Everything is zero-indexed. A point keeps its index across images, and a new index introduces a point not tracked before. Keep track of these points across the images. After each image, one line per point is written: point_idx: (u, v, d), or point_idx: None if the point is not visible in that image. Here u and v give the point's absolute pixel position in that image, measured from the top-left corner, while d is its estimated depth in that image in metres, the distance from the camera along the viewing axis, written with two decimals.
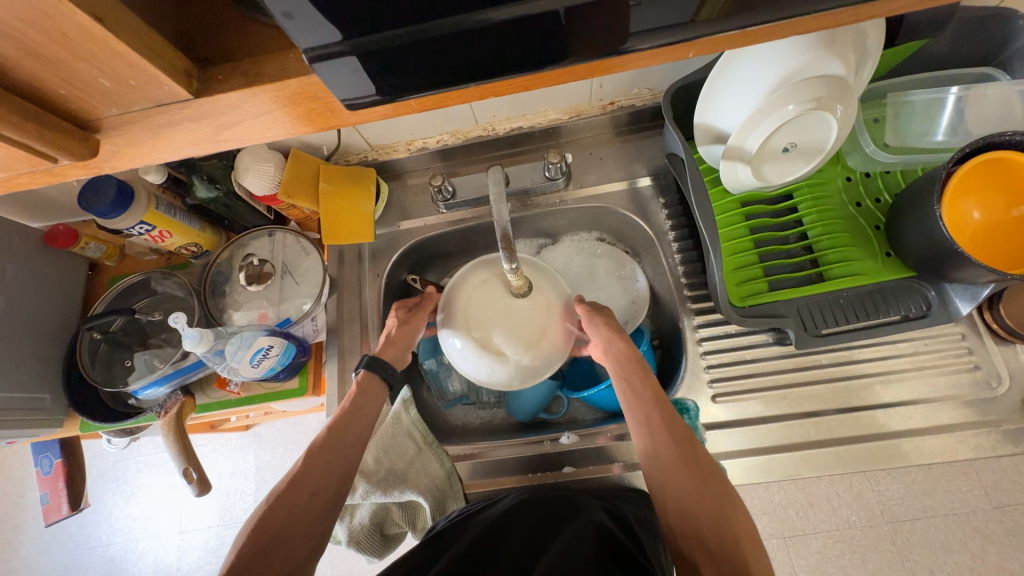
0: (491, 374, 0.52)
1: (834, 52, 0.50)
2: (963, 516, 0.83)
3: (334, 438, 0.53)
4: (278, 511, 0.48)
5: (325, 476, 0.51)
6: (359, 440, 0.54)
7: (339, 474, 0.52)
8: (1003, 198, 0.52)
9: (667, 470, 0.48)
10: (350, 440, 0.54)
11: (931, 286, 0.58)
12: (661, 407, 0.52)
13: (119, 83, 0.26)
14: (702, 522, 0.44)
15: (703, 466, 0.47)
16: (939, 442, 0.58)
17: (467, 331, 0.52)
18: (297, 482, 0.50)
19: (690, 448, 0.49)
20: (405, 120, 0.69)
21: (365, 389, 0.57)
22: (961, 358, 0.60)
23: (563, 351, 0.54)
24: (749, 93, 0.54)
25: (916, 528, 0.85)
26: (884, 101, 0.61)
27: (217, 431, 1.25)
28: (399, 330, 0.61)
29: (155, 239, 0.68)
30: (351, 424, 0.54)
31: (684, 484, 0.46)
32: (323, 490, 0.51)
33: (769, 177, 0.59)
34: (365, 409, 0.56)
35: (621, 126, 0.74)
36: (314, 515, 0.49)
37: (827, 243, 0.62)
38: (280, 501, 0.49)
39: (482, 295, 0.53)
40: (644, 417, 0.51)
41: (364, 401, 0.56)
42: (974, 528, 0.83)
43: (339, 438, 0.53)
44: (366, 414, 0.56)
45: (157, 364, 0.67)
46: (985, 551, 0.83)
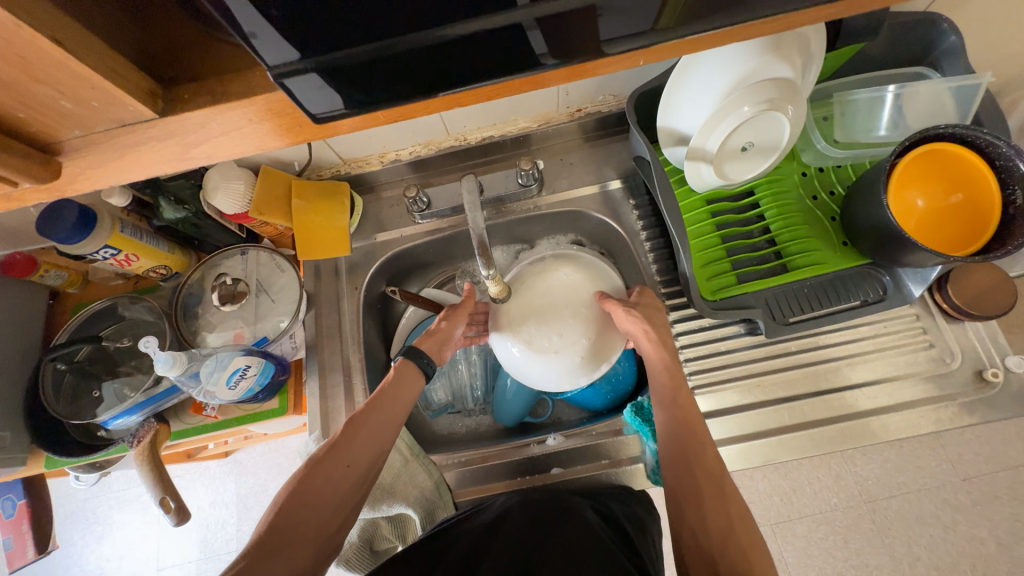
0: (549, 371, 0.56)
1: (781, 56, 0.53)
2: (933, 490, 0.88)
3: (375, 412, 0.54)
4: (307, 488, 0.48)
5: (363, 448, 0.52)
6: (397, 418, 0.55)
7: (375, 448, 0.53)
8: (942, 186, 0.56)
9: (690, 490, 0.48)
10: (389, 414, 0.55)
11: (885, 272, 0.62)
12: (693, 427, 0.51)
13: (80, 105, 0.26)
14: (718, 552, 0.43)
15: (725, 494, 0.47)
16: (903, 418, 0.61)
17: (517, 335, 0.56)
18: (335, 451, 0.51)
19: (716, 479, 0.48)
20: (376, 133, 0.70)
21: (403, 372, 0.57)
22: (918, 338, 0.64)
23: (608, 338, 0.57)
24: (706, 96, 0.57)
25: (891, 504, 0.89)
26: (831, 100, 0.65)
27: (195, 461, 1.21)
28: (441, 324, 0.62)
29: (121, 263, 0.66)
30: (390, 403, 0.55)
31: (704, 508, 0.46)
32: (354, 468, 0.51)
33: (732, 175, 0.62)
34: (402, 392, 0.56)
35: (589, 132, 0.76)
36: (343, 491, 0.50)
37: (789, 236, 0.65)
38: (317, 468, 0.50)
39: (524, 300, 0.57)
40: (672, 434, 0.51)
41: (402, 385, 0.56)
42: (943, 500, 0.87)
43: (379, 413, 0.54)
44: (406, 393, 0.57)
45: (127, 392, 0.65)
46: (955, 522, 0.87)
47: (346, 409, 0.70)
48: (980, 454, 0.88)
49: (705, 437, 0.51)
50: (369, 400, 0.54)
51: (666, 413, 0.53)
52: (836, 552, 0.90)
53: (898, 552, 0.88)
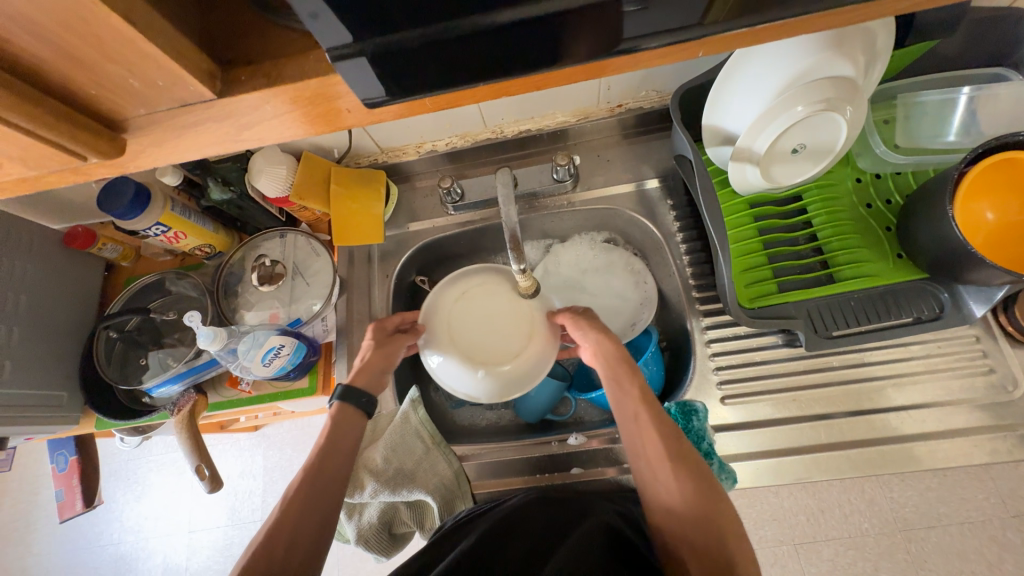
0: (462, 381, 0.53)
1: (842, 53, 0.50)
2: (979, 525, 0.82)
3: (315, 472, 0.52)
4: (272, 548, 0.47)
5: (308, 518, 0.49)
6: (340, 475, 0.53)
7: (321, 515, 0.50)
8: (1018, 199, 0.52)
9: (653, 468, 0.49)
10: (331, 474, 0.52)
11: (944, 288, 0.57)
12: (650, 406, 0.52)
13: (148, 84, 0.27)
14: (692, 531, 0.45)
15: (693, 468, 0.48)
16: (953, 446, 0.57)
17: (445, 338, 0.54)
18: (277, 528, 0.48)
19: (688, 455, 0.48)
20: (414, 123, 0.70)
21: (338, 422, 0.55)
22: (976, 361, 0.59)
23: (543, 360, 0.54)
24: (758, 93, 0.54)
25: (930, 536, 0.84)
26: (895, 102, 0.61)
27: (227, 432, 1.27)
28: (372, 354, 0.59)
29: (170, 240, 0.70)
30: (330, 458, 0.53)
31: (672, 486, 0.47)
32: (308, 531, 0.49)
33: (778, 179, 0.59)
34: (343, 442, 0.54)
35: (628, 128, 0.74)
36: (306, 550, 0.48)
37: (837, 245, 0.61)
38: (259, 553, 0.46)
39: (462, 304, 0.56)
40: (632, 417, 0.52)
41: (338, 436, 0.54)
42: (991, 537, 0.81)
43: (321, 472, 0.52)
44: (348, 442, 0.54)
45: (169, 362, 0.69)
46: (1002, 561, 0.81)
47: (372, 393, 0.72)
48: None
49: (664, 413, 0.52)
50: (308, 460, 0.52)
51: (624, 400, 0.53)
52: None
53: None
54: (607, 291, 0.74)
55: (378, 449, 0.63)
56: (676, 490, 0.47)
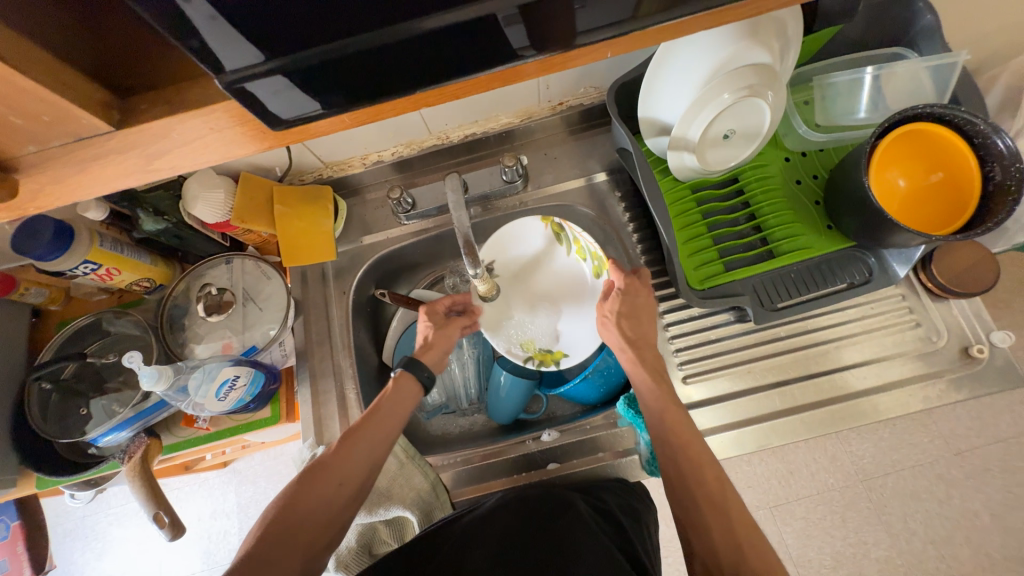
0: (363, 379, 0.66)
1: (757, 42, 0.53)
2: (926, 466, 0.91)
3: (366, 429, 0.54)
4: (293, 509, 0.49)
5: (351, 470, 0.52)
6: (389, 436, 0.55)
7: (365, 469, 0.52)
8: (921, 165, 0.57)
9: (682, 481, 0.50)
10: (383, 434, 0.54)
11: (870, 254, 0.63)
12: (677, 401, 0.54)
13: (32, 120, 0.26)
14: (712, 524, 0.46)
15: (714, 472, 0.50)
16: (892, 397, 0.62)
17: (519, 317, 0.70)
18: (319, 474, 0.51)
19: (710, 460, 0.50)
20: (356, 135, 0.69)
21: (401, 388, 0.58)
22: (905, 317, 0.64)
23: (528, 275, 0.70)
24: (685, 84, 0.57)
25: (887, 481, 0.91)
26: (810, 84, 0.65)
27: (194, 472, 1.20)
28: (437, 334, 0.63)
29: (102, 278, 0.66)
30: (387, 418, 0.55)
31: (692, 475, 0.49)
32: (353, 474, 0.52)
33: (715, 163, 0.63)
34: (401, 403, 0.57)
35: (572, 125, 0.76)
36: (332, 510, 0.50)
37: (774, 221, 0.65)
38: (301, 491, 0.50)
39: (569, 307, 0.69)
40: (659, 407, 0.54)
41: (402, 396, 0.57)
42: (938, 475, 0.90)
43: (370, 431, 0.54)
44: (403, 408, 0.57)
45: (116, 408, 0.65)
46: (949, 495, 0.90)
47: (340, 415, 0.70)
48: (970, 428, 0.91)
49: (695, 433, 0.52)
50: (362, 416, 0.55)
51: (650, 400, 0.55)
52: (835, 531, 0.93)
53: (896, 528, 0.91)
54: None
55: None
56: (697, 492, 0.48)
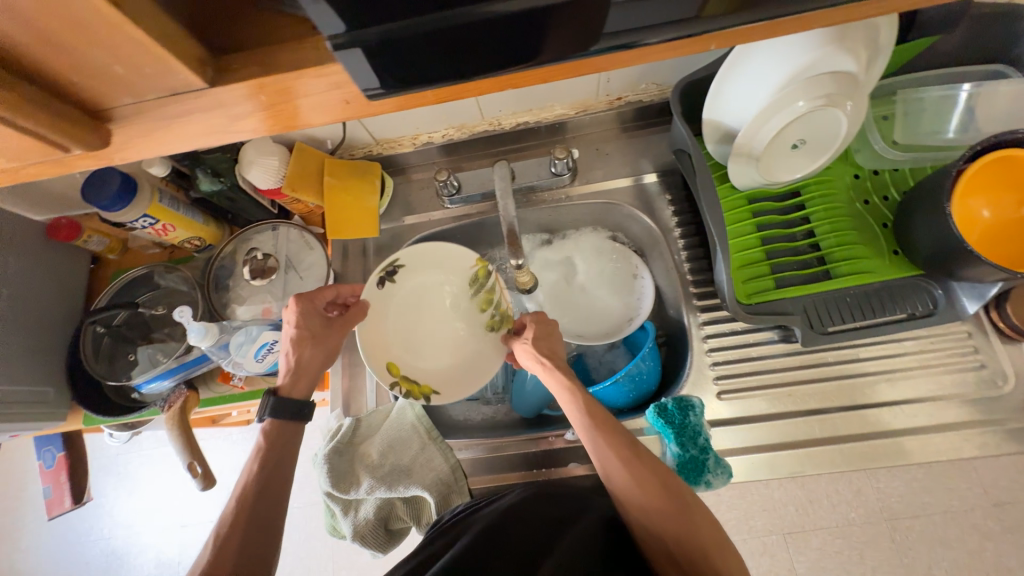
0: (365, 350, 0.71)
1: (845, 47, 0.49)
2: (961, 513, 0.85)
3: (251, 498, 0.51)
4: None
5: (251, 549, 0.48)
6: (280, 497, 0.52)
7: (266, 542, 0.49)
8: (1015, 195, 0.52)
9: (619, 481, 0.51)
10: (273, 491, 0.52)
11: (938, 285, 0.58)
12: (613, 440, 0.52)
13: (131, 70, 0.26)
14: (660, 519, 0.48)
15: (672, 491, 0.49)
16: (945, 439, 0.58)
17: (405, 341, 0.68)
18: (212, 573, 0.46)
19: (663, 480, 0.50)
20: (410, 114, 0.69)
21: (274, 436, 0.55)
22: (969, 358, 0.60)
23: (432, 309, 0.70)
24: (759, 87, 0.53)
25: (914, 524, 0.87)
26: (894, 98, 0.60)
27: (219, 426, 1.25)
28: (308, 353, 0.59)
29: (158, 233, 0.68)
30: (272, 477, 0.53)
31: (653, 512, 0.48)
32: (253, 552, 0.48)
33: (777, 174, 0.59)
34: (282, 453, 0.54)
35: (627, 122, 0.73)
36: None
37: (834, 241, 0.61)
38: None
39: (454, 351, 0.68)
40: (596, 450, 0.52)
41: (276, 447, 0.54)
42: (972, 525, 0.85)
43: (258, 494, 0.51)
44: (285, 458, 0.54)
45: (159, 358, 0.67)
46: (983, 547, 0.84)
47: (367, 390, 0.71)
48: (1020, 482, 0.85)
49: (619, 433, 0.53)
50: (241, 487, 0.51)
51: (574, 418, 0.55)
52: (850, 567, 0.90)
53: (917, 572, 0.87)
54: (629, 296, 0.74)
55: (375, 444, 0.63)
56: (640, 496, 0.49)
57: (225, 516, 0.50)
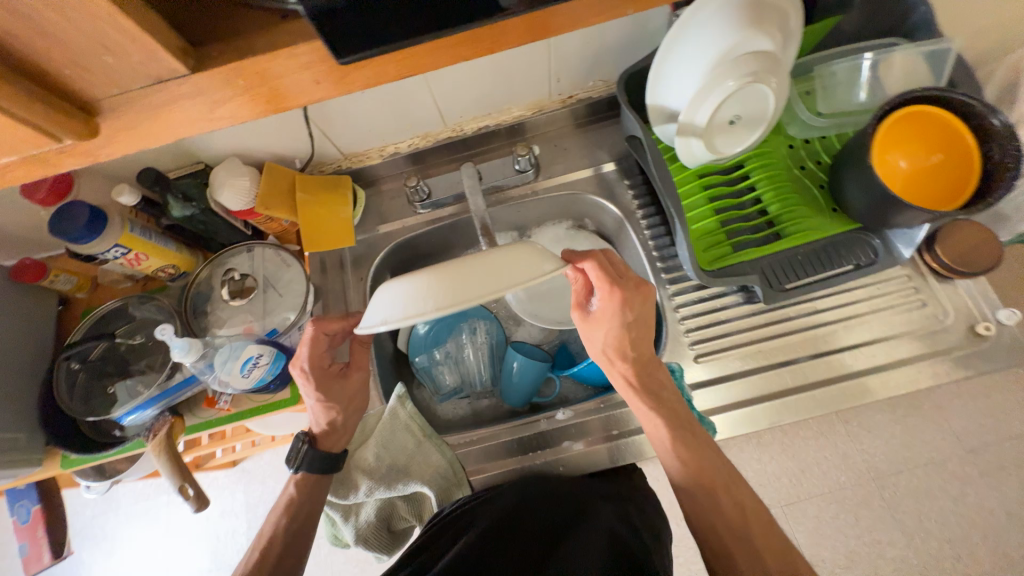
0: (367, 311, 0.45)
1: (761, 30, 0.56)
2: (939, 462, 1.01)
3: (272, 550, 0.55)
4: None
5: None
6: (300, 550, 0.56)
7: None
8: (922, 147, 0.58)
9: (699, 491, 0.54)
10: (296, 543, 0.56)
11: (875, 235, 0.64)
12: (679, 436, 0.56)
13: (121, 59, 0.27)
14: (720, 529, 0.52)
15: (713, 478, 0.54)
16: (901, 374, 0.63)
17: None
18: None
19: (716, 473, 0.54)
20: (375, 126, 0.72)
21: (302, 487, 0.59)
22: (913, 296, 0.65)
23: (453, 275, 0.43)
24: (695, 69, 0.59)
25: (898, 479, 1.02)
26: (812, 76, 0.66)
27: (203, 470, 1.21)
28: (342, 413, 0.62)
29: (131, 263, 0.68)
30: (297, 529, 0.57)
31: (695, 496, 0.54)
32: None
33: (721, 149, 0.65)
34: (309, 504, 0.58)
35: (580, 118, 0.79)
36: None
37: (779, 205, 0.67)
38: None
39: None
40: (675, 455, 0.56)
41: (303, 498, 0.58)
42: (951, 473, 1.00)
43: (278, 547, 0.55)
44: (309, 511, 0.58)
45: (139, 388, 0.66)
46: (966, 493, 0.99)
47: None
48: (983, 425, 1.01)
49: (703, 441, 0.56)
50: (263, 538, 0.56)
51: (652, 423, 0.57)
52: (846, 527, 1.03)
53: (909, 524, 1.01)
54: None
55: (370, 449, 0.63)
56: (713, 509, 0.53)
57: (248, 564, 0.54)
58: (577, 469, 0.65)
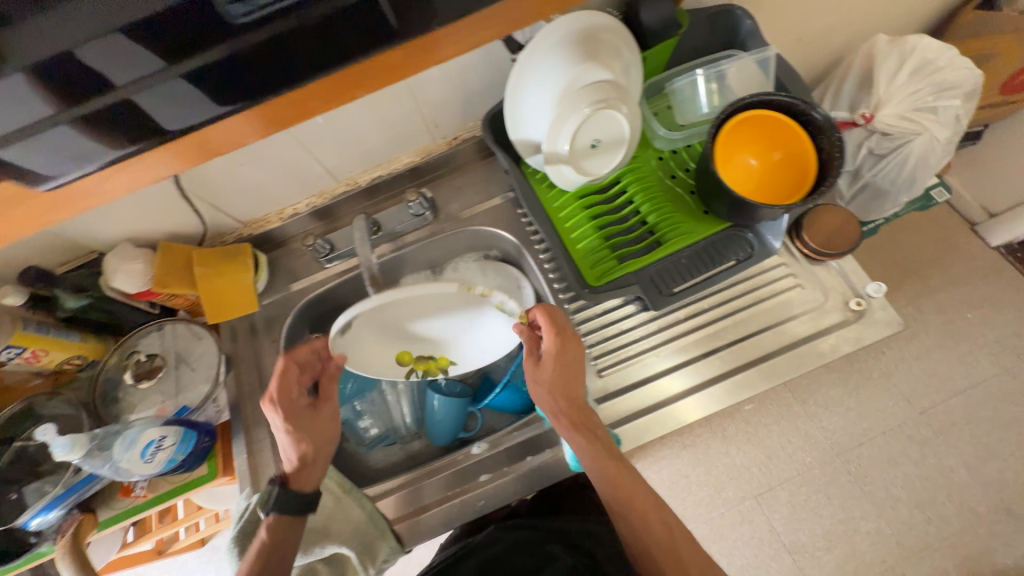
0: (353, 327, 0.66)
1: (594, 62, 0.60)
2: (898, 428, 1.22)
3: None
4: None
5: None
6: None
7: None
8: (765, 144, 0.63)
9: (628, 518, 0.58)
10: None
11: (748, 229, 0.68)
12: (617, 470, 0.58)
13: None
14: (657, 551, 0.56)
15: (647, 508, 0.58)
16: (790, 356, 0.66)
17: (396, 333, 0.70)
18: None
19: (647, 499, 0.58)
20: (266, 192, 0.74)
21: (277, 524, 0.56)
22: (788, 281, 0.69)
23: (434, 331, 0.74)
24: (544, 104, 0.63)
25: (861, 450, 1.21)
26: (664, 93, 0.72)
27: (165, 556, 1.17)
28: (311, 449, 0.60)
29: (29, 361, 0.67)
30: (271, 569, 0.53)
31: (628, 519, 0.58)
32: None
33: (592, 171, 0.68)
34: (284, 541, 0.55)
35: (469, 156, 0.82)
36: None
37: (656, 214, 0.71)
38: None
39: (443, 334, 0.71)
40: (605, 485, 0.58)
41: (279, 536, 0.55)
42: (910, 436, 1.21)
43: None
44: (285, 548, 0.55)
45: (47, 488, 0.65)
46: (926, 455, 1.20)
47: (275, 463, 0.71)
48: (931, 386, 1.24)
49: (630, 471, 0.59)
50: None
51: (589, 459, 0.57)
52: (816, 507, 1.19)
53: (875, 491, 1.19)
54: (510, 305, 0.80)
55: None
56: (647, 537, 0.57)
57: None
58: (499, 500, 0.66)
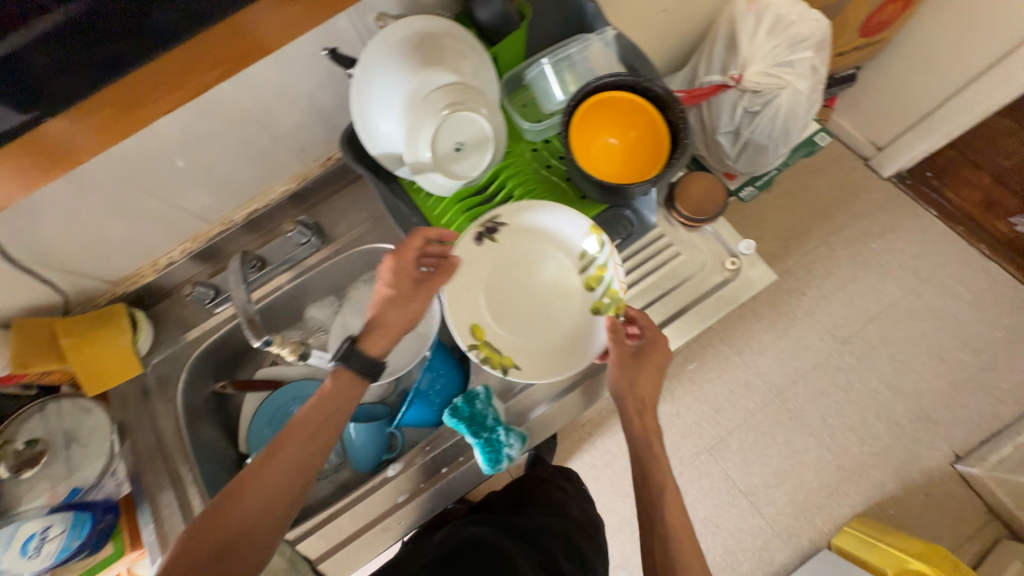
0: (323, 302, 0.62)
1: (435, 68, 0.59)
2: (825, 361, 1.30)
3: (296, 438, 0.56)
4: (224, 523, 0.50)
5: (268, 487, 0.53)
6: (332, 435, 0.57)
7: (283, 491, 0.54)
8: (623, 123, 0.64)
9: (660, 500, 0.60)
10: (330, 427, 0.57)
11: (626, 207, 0.69)
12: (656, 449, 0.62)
13: None
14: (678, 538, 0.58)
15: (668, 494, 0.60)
16: (678, 324, 0.69)
17: (484, 302, 0.67)
18: (230, 499, 0.52)
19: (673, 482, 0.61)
20: (129, 246, 0.70)
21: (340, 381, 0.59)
22: (670, 249, 0.72)
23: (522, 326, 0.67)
24: (395, 116, 0.61)
25: (796, 389, 1.29)
26: (524, 86, 0.72)
27: None
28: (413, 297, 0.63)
29: None
30: (331, 415, 0.57)
31: (652, 505, 0.60)
32: (276, 492, 0.53)
33: (464, 174, 0.67)
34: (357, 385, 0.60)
35: (348, 175, 0.80)
36: (260, 533, 0.52)
37: (535, 205, 0.71)
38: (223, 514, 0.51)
39: (570, 310, 0.67)
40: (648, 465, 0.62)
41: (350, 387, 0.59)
42: (836, 366, 1.29)
43: (301, 432, 0.56)
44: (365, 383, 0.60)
45: None
46: (852, 380, 1.28)
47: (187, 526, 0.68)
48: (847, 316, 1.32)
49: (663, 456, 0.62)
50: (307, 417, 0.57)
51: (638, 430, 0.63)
52: (763, 450, 1.25)
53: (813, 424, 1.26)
54: None
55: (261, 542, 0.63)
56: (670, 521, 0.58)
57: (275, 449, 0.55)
58: (419, 519, 0.66)
